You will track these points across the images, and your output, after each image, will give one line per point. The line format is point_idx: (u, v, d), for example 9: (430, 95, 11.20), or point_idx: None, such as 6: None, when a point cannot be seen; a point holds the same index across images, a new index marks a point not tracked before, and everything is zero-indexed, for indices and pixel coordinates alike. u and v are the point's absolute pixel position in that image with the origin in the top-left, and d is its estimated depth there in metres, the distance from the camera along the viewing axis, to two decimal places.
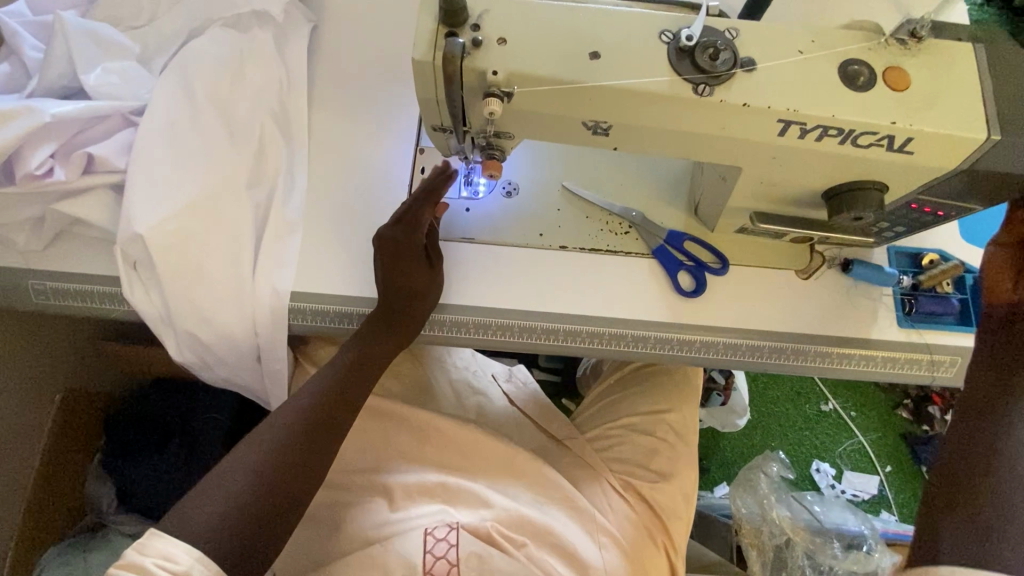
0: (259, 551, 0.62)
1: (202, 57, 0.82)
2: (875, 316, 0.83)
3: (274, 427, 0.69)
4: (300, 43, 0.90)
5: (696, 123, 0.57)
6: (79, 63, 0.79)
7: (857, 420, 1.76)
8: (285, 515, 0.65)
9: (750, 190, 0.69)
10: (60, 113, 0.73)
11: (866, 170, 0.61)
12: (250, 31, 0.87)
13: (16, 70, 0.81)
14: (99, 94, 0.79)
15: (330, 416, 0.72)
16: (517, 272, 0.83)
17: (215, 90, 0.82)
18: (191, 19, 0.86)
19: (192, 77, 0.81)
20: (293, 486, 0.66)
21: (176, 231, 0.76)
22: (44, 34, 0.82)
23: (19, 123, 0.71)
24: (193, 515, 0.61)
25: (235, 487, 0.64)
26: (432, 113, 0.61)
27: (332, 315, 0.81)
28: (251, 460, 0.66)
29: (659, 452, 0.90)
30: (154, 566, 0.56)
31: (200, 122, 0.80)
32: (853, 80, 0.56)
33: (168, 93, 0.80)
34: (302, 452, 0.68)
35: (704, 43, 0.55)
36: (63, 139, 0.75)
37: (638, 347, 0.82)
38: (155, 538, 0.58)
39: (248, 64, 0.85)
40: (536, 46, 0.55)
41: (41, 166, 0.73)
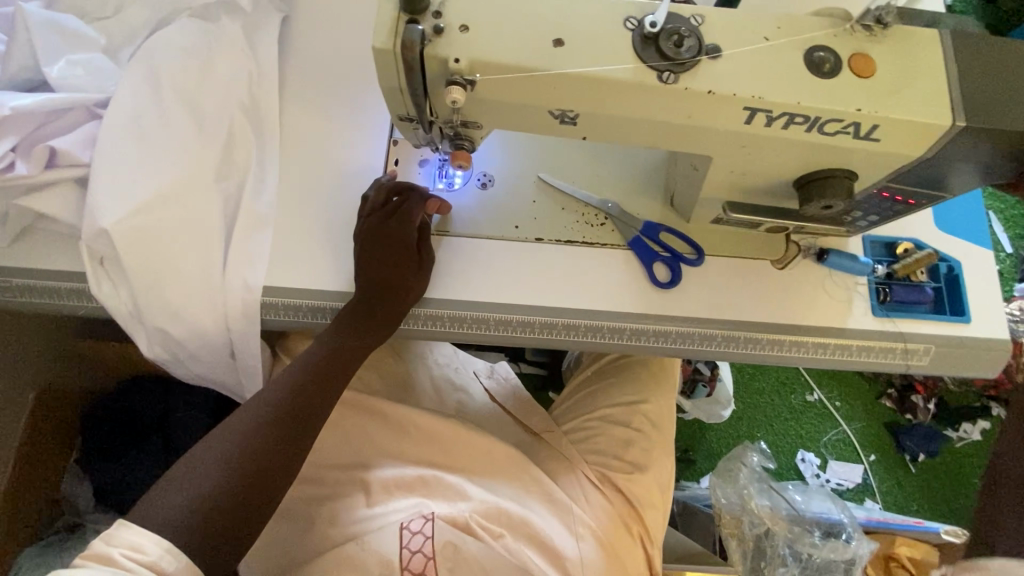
0: (229, 542, 0.62)
1: (169, 48, 0.81)
2: (850, 306, 0.83)
3: (248, 416, 0.69)
4: (270, 34, 0.88)
5: (662, 111, 0.57)
6: (42, 54, 0.77)
7: (841, 410, 1.77)
8: (256, 506, 0.65)
9: (722, 179, 0.69)
10: (20, 106, 0.71)
11: (835, 157, 0.61)
12: (219, 22, 0.86)
13: None
14: (62, 86, 0.77)
15: (306, 409, 0.71)
16: (493, 264, 0.82)
17: (183, 82, 0.81)
18: (159, 10, 0.84)
19: (159, 68, 0.80)
20: (266, 477, 0.66)
21: (142, 225, 0.75)
22: (6, 25, 0.80)
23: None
24: (163, 505, 0.61)
25: (207, 477, 0.63)
26: (397, 103, 0.60)
27: (304, 309, 0.80)
28: (225, 451, 0.65)
29: (639, 443, 0.90)
30: (121, 557, 0.55)
31: (167, 114, 0.79)
32: (819, 66, 0.56)
33: (133, 85, 0.78)
34: (277, 444, 0.68)
35: (669, 30, 0.55)
36: (24, 133, 0.74)
37: (614, 339, 0.81)
38: (123, 529, 0.57)
39: (217, 54, 0.84)
40: (499, 33, 0.54)
41: (2, 161, 0.72)
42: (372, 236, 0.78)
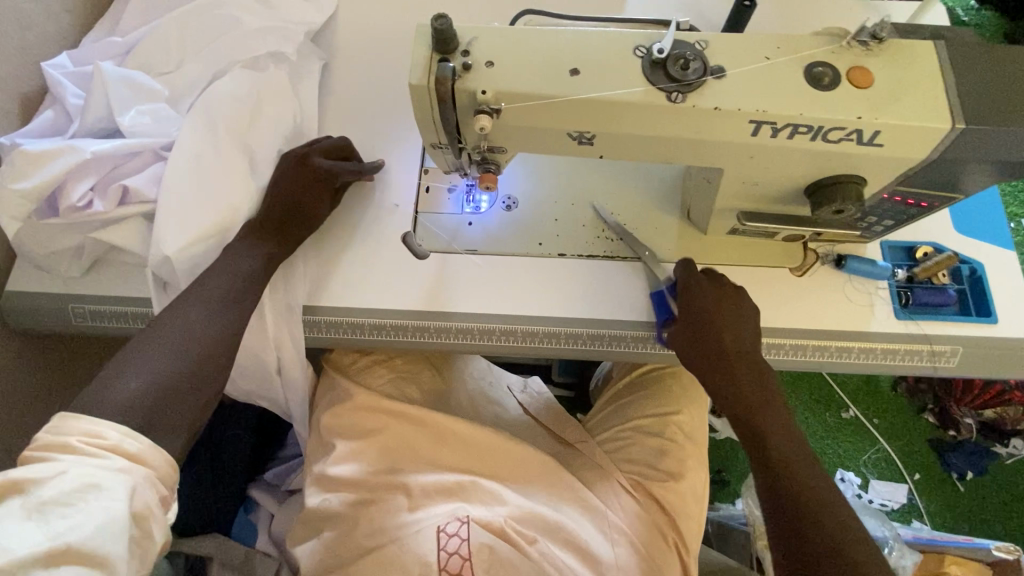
0: (181, 416, 0.67)
1: (223, 95, 0.90)
2: (872, 309, 0.84)
3: (180, 317, 0.73)
4: (311, 81, 0.98)
5: (672, 128, 0.61)
6: (117, 106, 0.87)
7: (880, 427, 1.72)
8: (204, 375, 0.71)
9: (735, 190, 0.73)
10: (98, 152, 0.81)
11: (843, 163, 0.65)
12: (266, 72, 0.95)
13: (61, 116, 0.90)
14: (132, 132, 0.87)
15: (239, 304, 0.77)
16: (523, 278, 0.87)
17: (234, 126, 0.89)
18: (215, 64, 0.94)
19: (216, 116, 0.89)
20: (213, 347, 0.72)
21: (199, 257, 0.83)
22: (84, 82, 0.91)
23: (63, 161, 0.79)
24: (111, 392, 0.64)
25: (152, 366, 0.68)
26: (430, 131, 0.67)
27: (343, 326, 0.85)
28: (169, 342, 0.71)
29: (670, 453, 0.90)
30: (80, 442, 0.56)
31: (222, 154, 0.88)
32: (818, 80, 0.60)
33: (192, 129, 0.87)
34: (221, 333, 0.74)
35: (676, 55, 0.60)
36: (101, 175, 0.83)
37: (641, 348, 0.85)
38: (73, 420, 0.58)
39: (264, 100, 0.93)
40: (521, 66, 0.61)
41: (82, 200, 0.81)
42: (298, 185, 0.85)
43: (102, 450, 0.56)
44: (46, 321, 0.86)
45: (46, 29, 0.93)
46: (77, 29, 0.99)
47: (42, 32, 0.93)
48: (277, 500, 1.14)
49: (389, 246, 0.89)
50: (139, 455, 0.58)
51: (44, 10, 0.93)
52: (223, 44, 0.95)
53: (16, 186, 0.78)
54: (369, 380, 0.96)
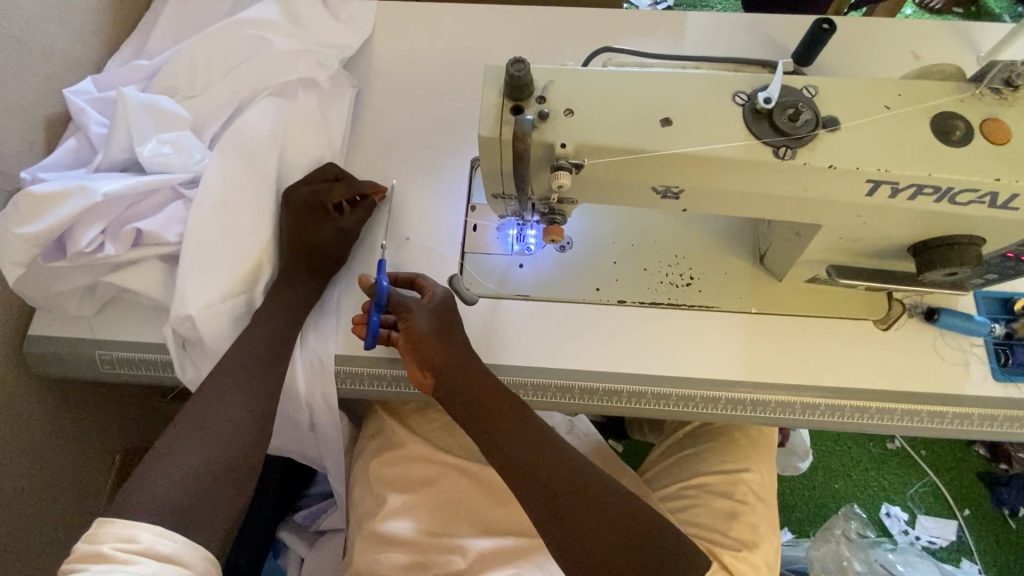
0: (220, 503, 0.67)
1: (254, 130, 0.84)
2: (967, 369, 0.76)
3: (214, 394, 0.72)
4: (345, 110, 0.92)
5: (776, 186, 0.54)
6: (136, 137, 0.80)
7: (928, 459, 1.64)
8: (243, 454, 0.70)
9: (829, 244, 0.65)
10: (111, 192, 0.74)
11: (967, 225, 0.57)
12: (299, 102, 0.89)
13: (84, 144, 0.84)
14: (153, 164, 0.80)
15: (271, 371, 0.75)
16: (580, 328, 0.80)
17: (265, 163, 0.84)
18: (247, 92, 0.89)
19: (246, 152, 0.83)
20: (250, 424, 0.71)
21: (229, 310, 0.77)
22: (108, 108, 0.85)
23: (72, 203, 0.72)
24: (147, 489, 0.64)
25: (187, 454, 0.67)
26: (495, 182, 0.60)
27: (385, 377, 0.79)
28: (205, 425, 0.70)
29: (741, 517, 0.81)
30: (112, 550, 0.57)
31: (253, 193, 0.82)
32: (948, 134, 0.52)
33: (219, 166, 0.81)
34: (256, 408, 0.72)
35: (784, 104, 0.52)
36: (112, 216, 0.76)
37: (708, 409, 0.77)
38: (106, 526, 0.59)
39: (295, 135, 0.88)
40: (605, 116, 0.54)
41: (91, 244, 0.75)
42: (302, 233, 0.81)
43: (132, 555, 0.57)
44: (69, 367, 0.81)
45: (71, 53, 0.87)
46: (103, 51, 0.94)
47: (67, 55, 0.87)
48: (306, 543, 1.09)
49: None
50: (170, 553, 0.60)
51: (70, 33, 0.87)
52: (254, 68, 0.89)
53: (18, 230, 0.71)
54: (411, 428, 0.90)
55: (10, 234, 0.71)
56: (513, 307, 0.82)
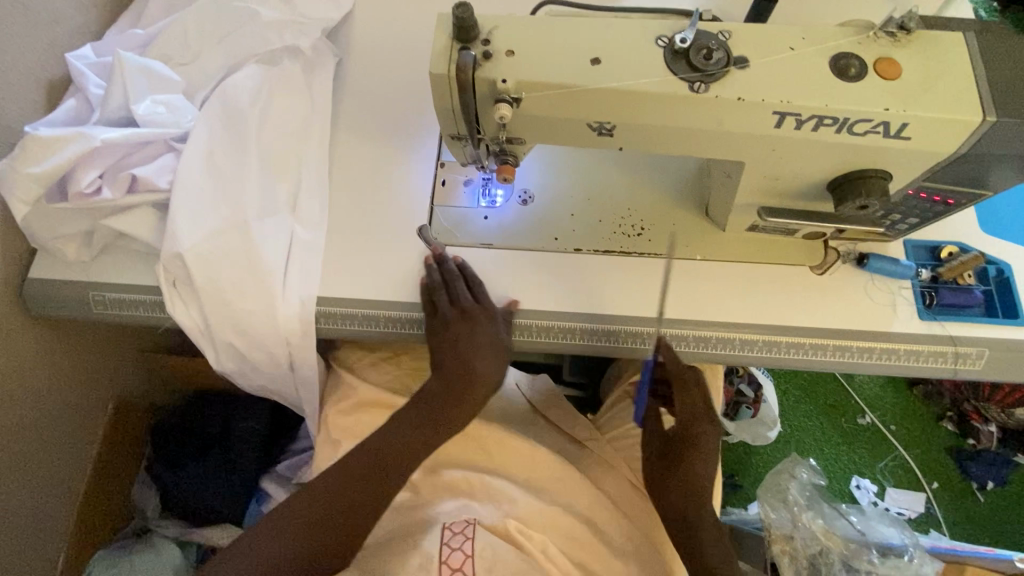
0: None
1: (240, 91, 0.91)
2: (895, 309, 0.82)
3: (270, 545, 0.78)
4: (324, 76, 0.98)
5: (695, 120, 0.61)
6: (132, 95, 0.86)
7: (898, 434, 1.69)
8: None
9: (756, 185, 0.72)
10: (108, 139, 0.81)
11: (870, 157, 0.63)
12: (281, 67, 0.96)
13: (83, 104, 0.91)
14: (146, 121, 0.86)
15: (321, 524, 0.79)
16: (539, 272, 0.87)
17: (249, 121, 0.91)
18: (233, 58, 0.95)
19: (233, 111, 0.90)
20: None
21: (214, 250, 0.83)
22: (106, 72, 0.92)
23: (73, 147, 0.79)
24: None
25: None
26: (449, 122, 0.67)
27: (358, 317, 0.85)
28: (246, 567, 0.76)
29: None
30: None
31: (238, 149, 0.89)
32: (845, 71, 0.59)
33: (208, 124, 0.88)
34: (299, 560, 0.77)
35: (699, 44, 0.59)
36: (109, 163, 0.83)
37: (656, 346, 0.83)
38: None
39: (278, 96, 0.94)
40: (543, 56, 0.60)
41: (90, 186, 0.81)
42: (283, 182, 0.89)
43: None
44: (64, 308, 0.87)
45: (71, 21, 0.95)
46: (102, 23, 1.01)
47: (68, 24, 0.94)
48: (287, 492, 1.14)
49: (404, 238, 0.89)
50: None
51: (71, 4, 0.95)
52: (239, 35, 0.95)
53: (28, 170, 0.78)
54: (384, 372, 0.95)
55: (17, 173, 0.78)
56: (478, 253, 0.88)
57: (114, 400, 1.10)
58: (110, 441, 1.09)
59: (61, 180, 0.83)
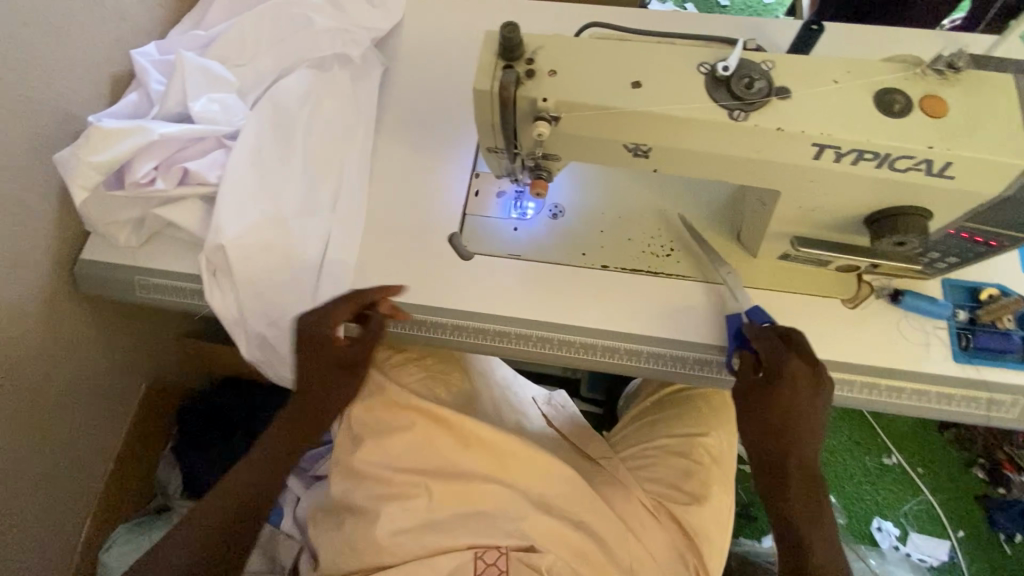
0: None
1: (289, 95, 0.95)
2: (928, 349, 0.80)
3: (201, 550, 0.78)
4: (370, 84, 1.01)
5: (733, 147, 0.61)
6: (190, 92, 0.90)
7: (924, 477, 1.62)
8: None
9: (790, 214, 0.71)
10: (166, 133, 0.85)
11: (910, 194, 0.62)
12: (330, 73, 1.00)
13: (143, 99, 0.95)
14: (201, 118, 0.90)
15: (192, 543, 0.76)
16: (564, 286, 0.88)
17: (296, 123, 0.94)
18: (285, 62, 0.99)
19: (281, 112, 0.94)
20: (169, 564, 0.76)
21: (255, 244, 0.85)
22: (166, 69, 0.97)
23: (132, 140, 0.83)
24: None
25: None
26: (488, 136, 0.68)
27: (385, 319, 0.87)
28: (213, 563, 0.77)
29: (694, 475, 0.89)
30: None
31: (283, 149, 0.92)
32: (889, 107, 0.58)
33: (257, 123, 0.91)
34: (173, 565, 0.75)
35: (740, 73, 0.60)
36: (164, 156, 0.87)
37: (677, 368, 0.84)
38: None
39: (325, 101, 0.98)
40: (583, 78, 0.62)
41: (145, 177, 0.86)
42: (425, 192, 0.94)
43: None
44: (111, 290, 0.92)
45: (138, 21, 1.00)
46: (166, 23, 1.06)
47: (136, 23, 1.00)
48: (303, 483, 1.17)
49: (436, 244, 0.91)
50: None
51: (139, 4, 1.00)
52: (293, 40, 0.99)
53: (90, 157, 0.82)
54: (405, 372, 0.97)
55: (80, 160, 0.82)
56: (507, 262, 0.90)
57: (148, 381, 1.14)
58: (141, 420, 1.14)
59: (120, 169, 0.87)
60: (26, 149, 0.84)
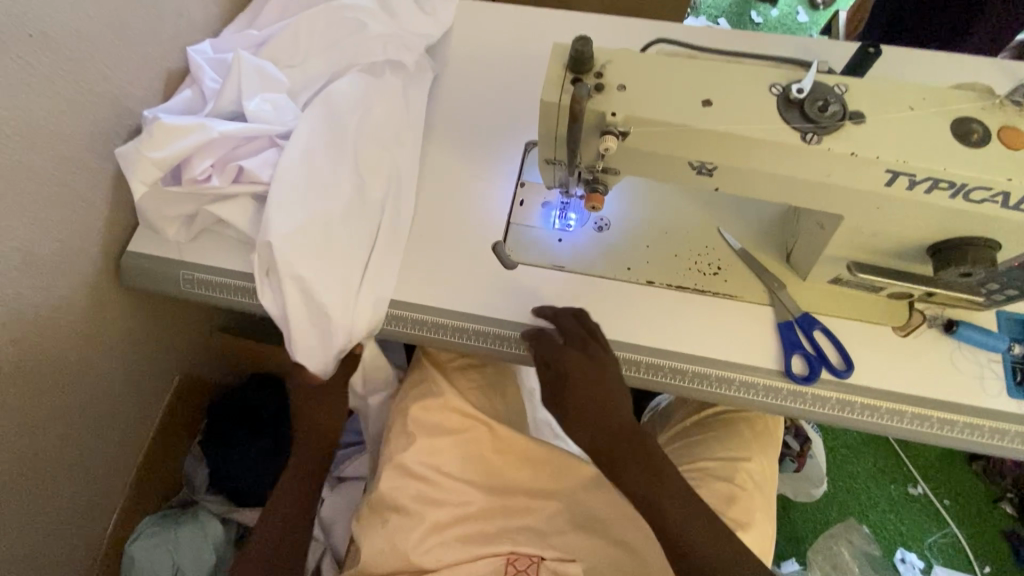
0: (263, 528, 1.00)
1: (340, 98, 0.96)
2: (982, 383, 0.79)
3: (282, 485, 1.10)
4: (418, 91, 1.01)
5: (803, 170, 0.60)
6: (245, 92, 0.91)
7: (951, 510, 1.56)
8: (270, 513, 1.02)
9: (851, 239, 0.70)
10: (224, 131, 0.86)
11: (983, 225, 0.61)
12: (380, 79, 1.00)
13: (196, 96, 0.96)
14: (254, 117, 0.90)
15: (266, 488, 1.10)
16: (608, 300, 0.87)
17: (346, 124, 0.95)
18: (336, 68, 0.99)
19: (333, 116, 0.95)
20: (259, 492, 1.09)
21: (302, 244, 0.85)
22: (220, 68, 0.98)
23: (191, 137, 0.84)
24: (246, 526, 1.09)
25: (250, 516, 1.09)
26: (549, 147, 0.68)
27: (427, 324, 0.87)
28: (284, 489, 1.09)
29: (738, 500, 0.86)
30: None
31: (333, 151, 0.93)
32: (967, 136, 0.57)
33: (310, 125, 0.92)
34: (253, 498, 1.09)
35: (815, 96, 0.59)
36: (220, 154, 0.88)
37: (722, 389, 0.82)
38: None
39: (375, 104, 0.97)
40: (653, 94, 0.61)
41: (202, 174, 0.87)
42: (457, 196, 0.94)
43: None
44: (155, 283, 0.92)
45: (195, 18, 1.02)
46: (220, 21, 1.08)
47: (193, 21, 1.01)
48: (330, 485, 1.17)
49: (481, 251, 0.91)
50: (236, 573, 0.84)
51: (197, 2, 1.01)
52: (346, 43, 1.00)
53: (149, 154, 0.83)
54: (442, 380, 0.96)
55: (141, 156, 0.83)
56: (551, 273, 0.89)
57: (180, 375, 1.15)
58: (171, 413, 1.14)
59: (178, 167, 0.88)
60: (84, 140, 0.85)
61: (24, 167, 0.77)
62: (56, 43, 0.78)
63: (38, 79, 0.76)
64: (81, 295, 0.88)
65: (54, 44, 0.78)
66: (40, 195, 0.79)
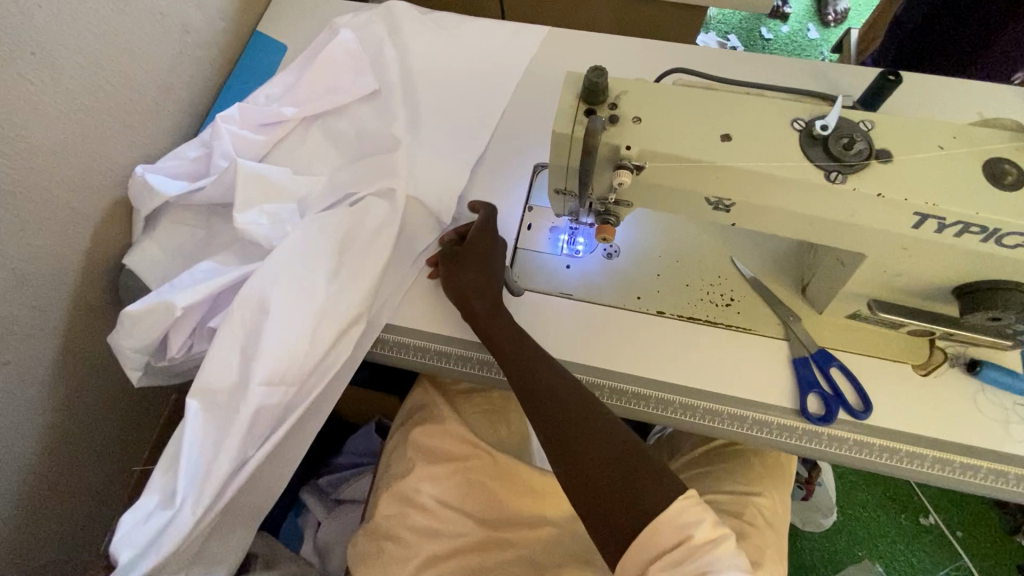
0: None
1: (329, 231, 0.83)
2: (1007, 427, 0.75)
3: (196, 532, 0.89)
4: (429, 181, 0.90)
5: (827, 208, 0.57)
6: (240, 203, 0.83)
7: (963, 541, 1.52)
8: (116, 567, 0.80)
9: (873, 277, 0.67)
10: (187, 303, 0.76)
11: (1015, 270, 0.58)
12: (394, 208, 0.86)
13: (204, 161, 0.92)
14: (244, 231, 0.82)
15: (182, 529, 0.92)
16: (617, 330, 0.84)
17: (323, 265, 0.81)
18: (351, 153, 0.94)
19: (315, 243, 0.82)
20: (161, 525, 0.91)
21: (232, 398, 0.74)
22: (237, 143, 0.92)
23: (157, 318, 0.76)
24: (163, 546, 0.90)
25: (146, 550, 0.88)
26: (560, 178, 0.66)
27: (430, 352, 0.83)
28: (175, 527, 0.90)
29: (748, 537, 0.81)
30: None
31: (303, 281, 0.79)
32: (1000, 178, 0.55)
33: (283, 253, 0.80)
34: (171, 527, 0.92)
35: (839, 133, 0.56)
36: (195, 319, 0.79)
37: (733, 427, 0.79)
38: None
39: (371, 237, 0.84)
40: (669, 127, 0.59)
41: (182, 348, 0.80)
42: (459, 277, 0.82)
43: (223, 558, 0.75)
44: None
45: (202, 33, 1.00)
46: (227, 35, 1.06)
47: (200, 35, 1.00)
48: (325, 508, 1.14)
49: None
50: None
51: (204, 16, 0.99)
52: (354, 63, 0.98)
53: (128, 344, 0.77)
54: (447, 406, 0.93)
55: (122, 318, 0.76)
56: (558, 299, 0.87)
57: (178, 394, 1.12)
58: (167, 432, 1.11)
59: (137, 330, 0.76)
60: (84, 157, 0.83)
61: (20, 185, 0.74)
62: (57, 60, 0.76)
63: (37, 96, 0.74)
64: (76, 314, 0.86)
65: (55, 60, 0.76)
66: (38, 213, 0.77)
